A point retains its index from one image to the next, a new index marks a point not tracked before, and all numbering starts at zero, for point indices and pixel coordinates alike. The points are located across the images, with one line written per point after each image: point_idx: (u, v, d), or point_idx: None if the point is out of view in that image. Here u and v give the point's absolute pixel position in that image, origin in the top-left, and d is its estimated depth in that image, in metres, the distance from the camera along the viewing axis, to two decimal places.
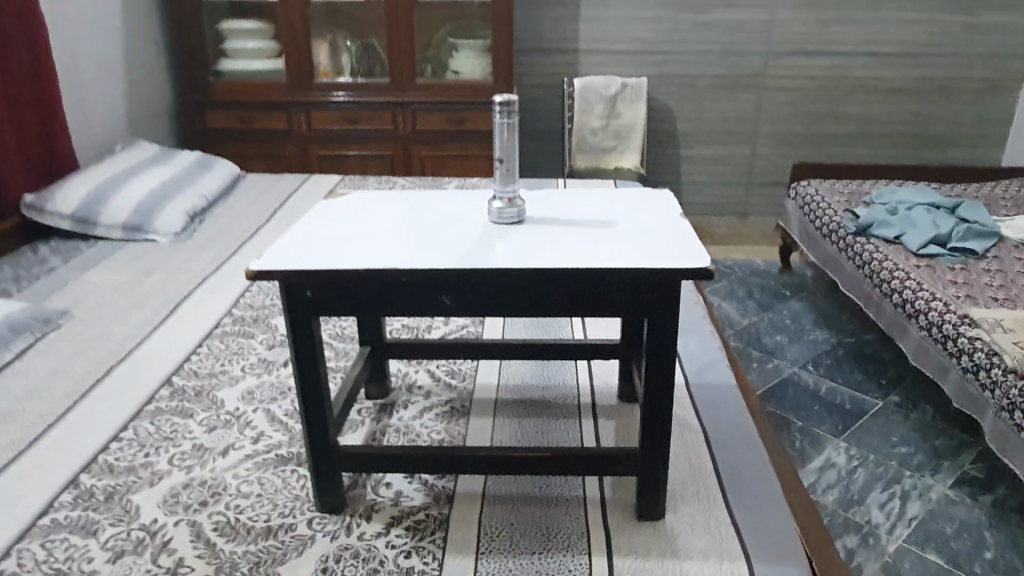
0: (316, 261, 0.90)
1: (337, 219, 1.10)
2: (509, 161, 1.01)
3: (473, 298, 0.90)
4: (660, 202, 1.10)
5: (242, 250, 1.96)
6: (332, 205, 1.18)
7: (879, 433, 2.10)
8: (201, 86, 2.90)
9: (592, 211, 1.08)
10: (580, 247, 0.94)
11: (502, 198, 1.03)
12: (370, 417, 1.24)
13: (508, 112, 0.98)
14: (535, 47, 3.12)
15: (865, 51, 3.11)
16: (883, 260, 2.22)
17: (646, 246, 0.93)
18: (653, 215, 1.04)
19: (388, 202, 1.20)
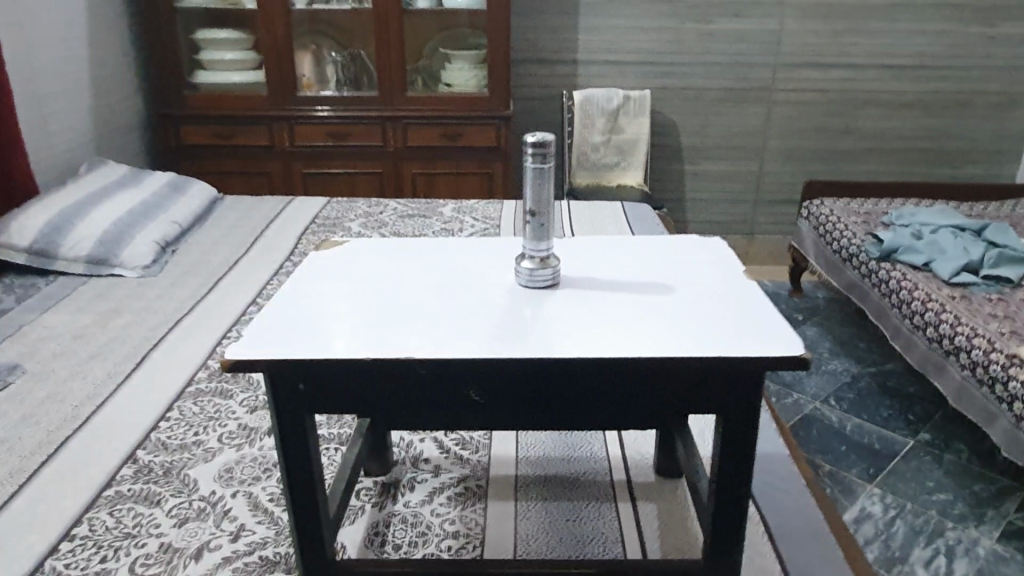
0: (314, 345, 0.73)
1: (335, 278, 0.93)
2: (543, 214, 0.84)
3: (510, 391, 0.73)
4: (717, 257, 0.94)
5: (221, 286, 1.78)
6: (327, 258, 1.01)
7: (914, 478, 1.95)
8: (174, 98, 2.70)
9: (641, 270, 0.91)
10: (638, 323, 0.78)
11: (534, 259, 0.86)
12: (370, 502, 1.06)
13: (543, 157, 0.80)
14: (532, 58, 2.96)
15: (878, 63, 3.01)
16: (913, 290, 2.07)
17: (719, 322, 0.77)
18: (715, 277, 0.88)
19: (394, 252, 1.03)
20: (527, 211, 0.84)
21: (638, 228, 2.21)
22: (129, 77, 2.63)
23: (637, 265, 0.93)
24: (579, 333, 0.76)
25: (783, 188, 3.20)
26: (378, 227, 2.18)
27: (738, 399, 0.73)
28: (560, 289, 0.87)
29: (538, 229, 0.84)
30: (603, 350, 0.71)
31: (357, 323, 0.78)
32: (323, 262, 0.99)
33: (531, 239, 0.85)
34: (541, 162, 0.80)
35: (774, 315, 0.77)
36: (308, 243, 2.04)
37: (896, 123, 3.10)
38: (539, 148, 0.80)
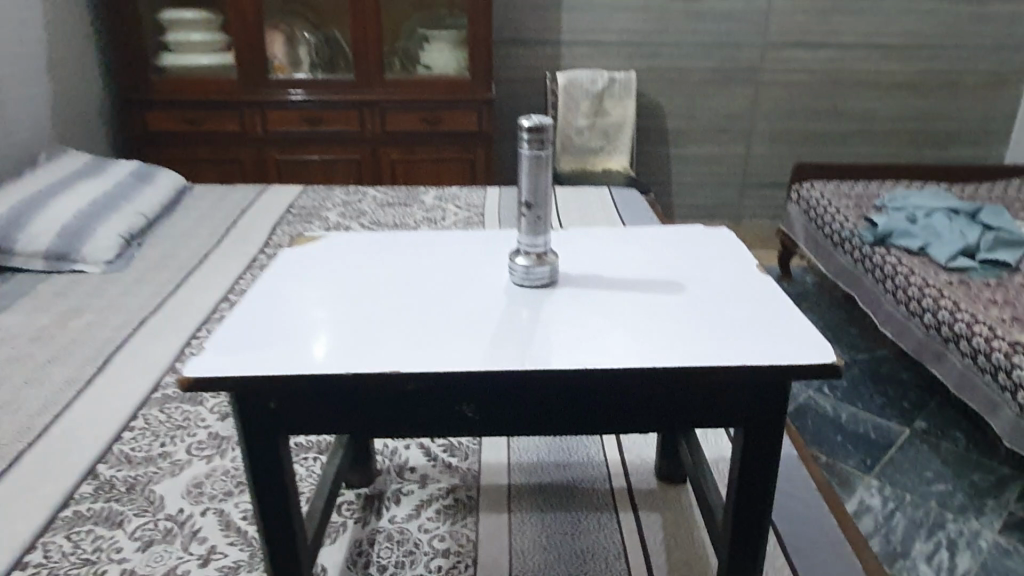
0: (284, 358, 0.64)
1: (311, 278, 0.85)
2: (540, 206, 0.76)
3: (511, 407, 0.65)
4: (728, 254, 0.88)
5: (191, 282, 1.68)
6: (302, 254, 0.92)
7: (912, 468, 1.91)
8: (139, 82, 2.57)
9: (646, 268, 0.84)
10: (651, 327, 0.70)
11: (530, 255, 0.78)
12: (352, 520, 0.97)
13: (540, 142, 0.72)
14: (514, 39, 2.86)
15: (867, 42, 2.94)
16: (910, 275, 2.02)
17: (741, 326, 0.70)
18: (728, 276, 0.82)
19: (374, 247, 0.95)
20: (523, 202, 0.76)
21: (627, 215, 2.13)
22: (90, 60, 2.49)
23: (642, 263, 0.86)
24: (586, 340, 0.68)
25: (770, 171, 3.14)
26: (357, 216, 2.09)
27: (763, 411, 0.66)
28: (558, 289, 0.80)
29: (534, 223, 0.77)
30: (615, 359, 0.64)
31: (338, 330, 0.70)
32: (296, 259, 0.90)
33: (527, 233, 0.77)
34: (538, 148, 0.72)
35: (799, 319, 0.71)
36: (283, 235, 1.95)
37: (884, 104, 3.04)
38: (535, 132, 0.71)
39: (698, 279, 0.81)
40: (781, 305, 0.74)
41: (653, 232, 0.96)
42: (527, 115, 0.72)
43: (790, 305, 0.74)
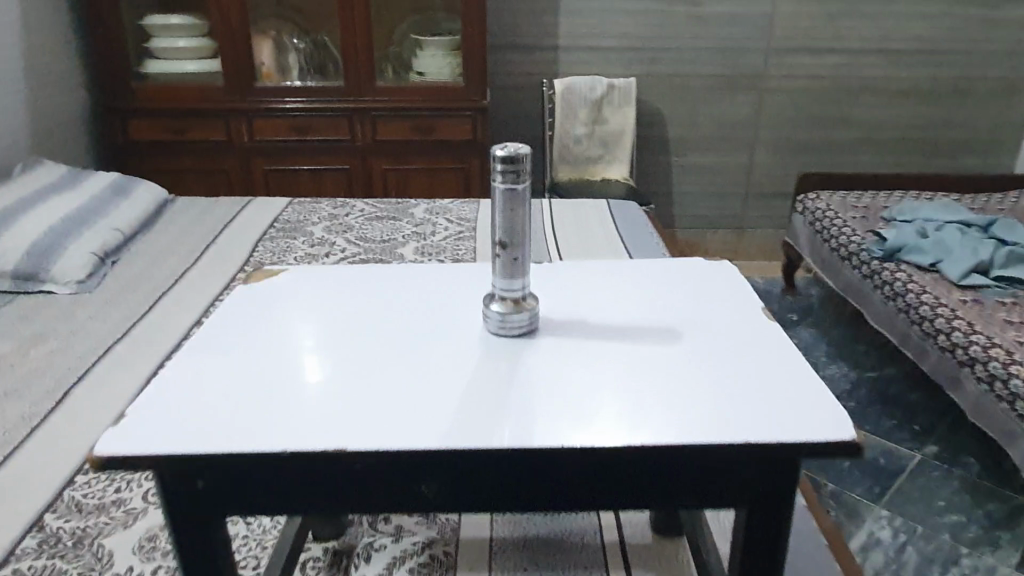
0: (212, 432, 0.60)
1: (287, 321, 0.79)
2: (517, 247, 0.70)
3: (502, 481, 0.61)
4: (733, 294, 0.83)
5: (163, 304, 1.59)
6: (278, 291, 0.87)
7: (922, 497, 1.82)
8: (121, 90, 2.49)
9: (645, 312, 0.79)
10: (652, 386, 0.65)
11: (508, 297, 0.73)
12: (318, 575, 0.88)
13: (515, 175, 0.64)
14: (510, 45, 2.78)
15: (874, 48, 2.85)
16: (921, 294, 1.93)
17: (749, 387, 0.65)
18: (733, 321, 0.77)
19: (356, 280, 0.89)
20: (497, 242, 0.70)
21: (624, 229, 2.04)
22: (70, 67, 2.42)
23: (641, 305, 0.81)
24: (582, 404, 0.63)
25: (774, 180, 3.05)
26: (343, 231, 2.00)
27: (771, 486, 0.62)
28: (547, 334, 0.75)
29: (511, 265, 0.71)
30: (614, 432, 0.60)
31: (315, 392, 0.66)
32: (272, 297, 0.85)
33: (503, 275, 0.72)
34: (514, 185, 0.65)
35: (813, 378, 0.66)
36: (265, 252, 1.86)
37: (892, 112, 2.95)
38: (510, 167, 0.64)
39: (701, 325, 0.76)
40: (792, 359, 0.70)
41: (652, 266, 0.91)
42: (499, 143, 0.64)
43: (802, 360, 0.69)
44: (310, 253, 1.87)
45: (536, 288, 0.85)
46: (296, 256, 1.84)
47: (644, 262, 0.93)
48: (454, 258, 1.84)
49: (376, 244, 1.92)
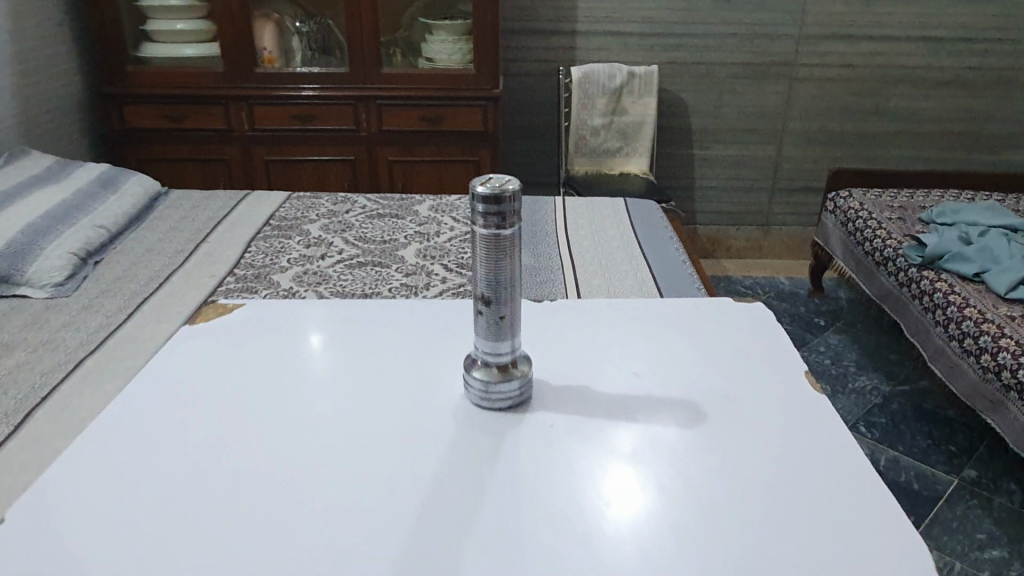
0: (177, 551, 0.56)
1: (302, 386, 0.75)
2: (502, 304, 0.66)
3: None
4: (770, 360, 0.79)
5: (144, 311, 1.49)
6: (284, 346, 0.82)
7: (960, 529, 1.68)
8: (117, 74, 2.38)
9: (679, 380, 0.75)
10: (706, 493, 0.61)
11: (495, 360, 0.69)
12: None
13: (500, 223, 0.61)
14: (525, 29, 2.63)
15: (915, 34, 2.67)
16: (963, 306, 1.78)
17: (809, 496, 0.61)
18: (776, 399, 0.73)
19: (369, 329, 0.85)
20: (480, 299, 0.66)
21: (641, 231, 1.89)
22: (64, 51, 2.31)
23: (671, 369, 0.76)
24: (624, 510, 0.59)
25: (803, 174, 2.89)
26: (342, 229, 1.87)
27: None
28: (545, 411, 0.70)
29: (496, 324, 0.67)
30: (664, 558, 0.55)
31: (344, 490, 0.62)
32: (279, 354, 0.81)
33: (487, 337, 0.68)
34: (497, 232, 0.61)
35: (872, 482, 0.63)
36: (258, 252, 1.75)
37: (931, 104, 2.77)
38: (494, 211, 0.60)
39: (741, 402, 0.72)
40: (844, 454, 0.66)
41: (678, 317, 0.87)
42: (484, 178, 0.61)
43: (861, 459, 0.65)
44: (305, 254, 1.74)
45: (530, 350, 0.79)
46: (290, 258, 1.72)
47: (668, 309, 0.88)
48: (457, 262, 1.71)
49: (376, 244, 1.79)
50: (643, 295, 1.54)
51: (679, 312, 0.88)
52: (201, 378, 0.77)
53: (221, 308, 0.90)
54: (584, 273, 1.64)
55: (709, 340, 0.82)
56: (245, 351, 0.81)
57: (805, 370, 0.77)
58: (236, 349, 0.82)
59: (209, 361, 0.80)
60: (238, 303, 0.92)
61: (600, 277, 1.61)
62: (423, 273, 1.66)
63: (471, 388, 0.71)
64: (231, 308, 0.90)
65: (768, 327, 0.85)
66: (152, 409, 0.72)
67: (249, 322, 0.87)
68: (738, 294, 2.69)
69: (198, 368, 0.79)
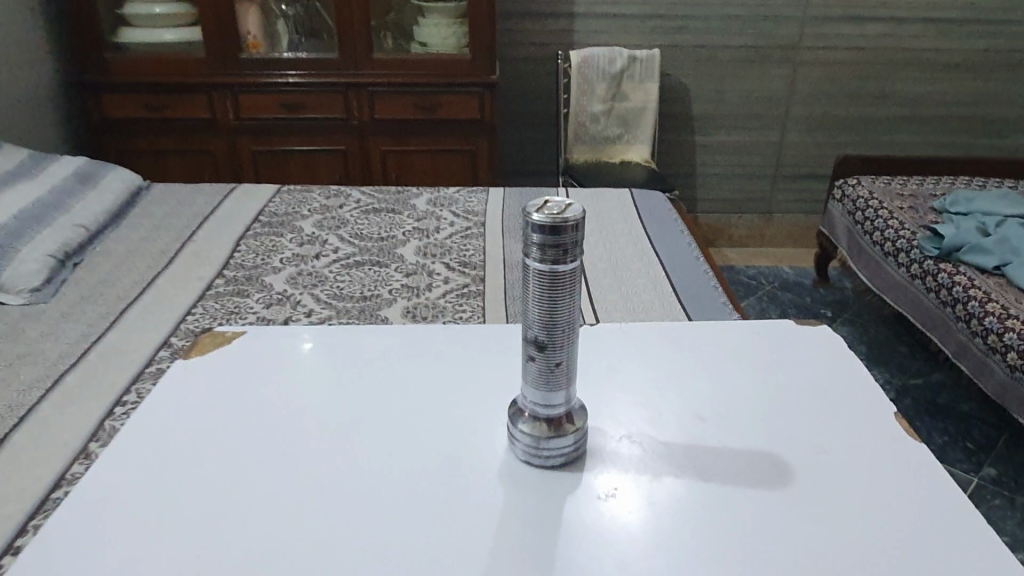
0: None
1: (324, 431, 0.67)
2: (557, 349, 0.58)
3: None
4: (840, 394, 0.71)
5: (128, 319, 1.39)
6: (297, 384, 0.74)
7: None
8: (94, 61, 2.25)
9: (743, 422, 0.67)
10: (791, 553, 0.54)
11: (545, 412, 0.61)
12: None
13: (560, 256, 0.53)
14: (522, 12, 2.52)
15: (922, 16, 2.59)
16: (984, 300, 1.73)
17: (919, 561, 0.54)
18: (855, 441, 0.65)
19: (391, 361, 0.77)
20: (532, 343, 0.59)
21: (650, 223, 1.79)
22: (37, 38, 2.18)
23: (733, 409, 0.69)
24: None
25: (806, 161, 2.82)
26: (336, 226, 1.77)
27: None
28: (602, 466, 0.62)
29: (548, 371, 0.59)
30: None
31: (389, 563, 0.54)
32: (291, 395, 0.72)
33: (538, 386, 0.60)
34: (553, 268, 0.54)
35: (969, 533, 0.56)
36: (248, 252, 1.65)
37: (938, 87, 2.70)
38: (551, 243, 0.53)
39: (818, 447, 0.64)
40: (931, 499, 0.60)
41: (730, 343, 0.79)
42: (541, 205, 0.53)
43: (967, 512, 0.58)
44: (298, 253, 1.65)
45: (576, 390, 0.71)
46: (282, 258, 1.63)
47: (717, 334, 0.80)
48: (460, 260, 1.62)
49: (373, 242, 1.70)
50: (658, 294, 1.45)
51: (730, 337, 0.80)
52: (204, 426, 0.68)
53: (220, 338, 0.82)
54: (594, 270, 1.55)
55: (769, 373, 0.74)
56: (253, 391, 0.73)
57: (876, 402, 0.70)
58: (242, 389, 0.73)
59: (212, 404, 0.71)
60: (238, 330, 0.83)
61: (611, 276, 1.53)
62: (424, 273, 1.57)
63: (518, 443, 0.62)
64: (231, 337, 0.82)
65: (831, 353, 0.77)
66: (154, 462, 0.64)
67: (254, 355, 0.79)
68: (742, 285, 2.62)
69: (201, 414, 0.70)
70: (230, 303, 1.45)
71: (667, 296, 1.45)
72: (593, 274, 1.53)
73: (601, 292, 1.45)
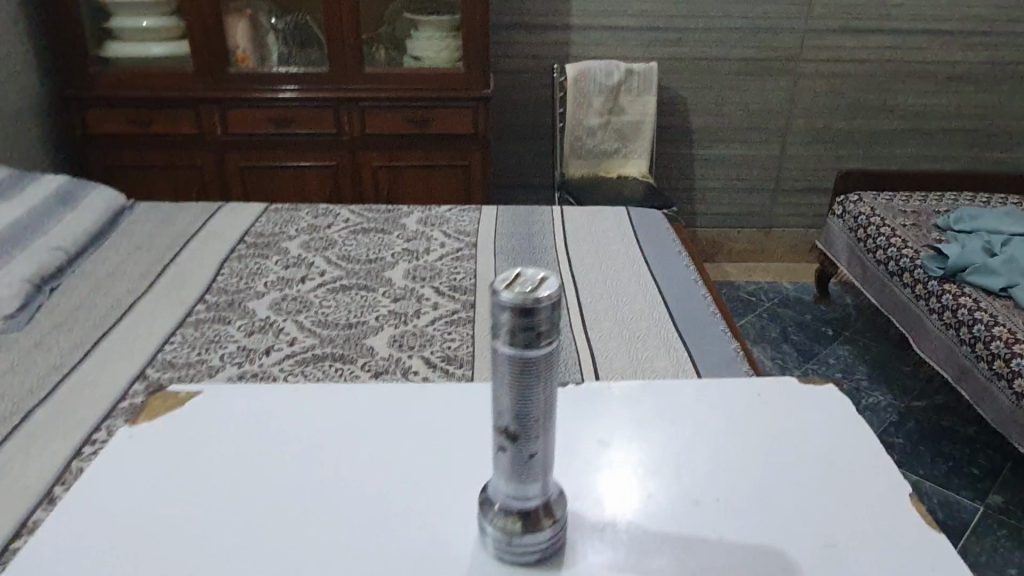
0: None
1: (286, 509, 0.62)
2: (530, 436, 0.53)
3: None
4: (842, 460, 0.66)
5: (102, 349, 1.33)
6: (256, 452, 0.68)
7: (991, 564, 1.57)
8: (79, 76, 2.20)
9: (740, 495, 0.62)
10: None
11: (519, 505, 0.55)
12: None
13: (530, 339, 0.48)
14: (516, 24, 2.48)
15: (925, 28, 2.55)
16: (991, 324, 1.67)
17: None
18: (861, 516, 0.60)
19: (359, 423, 0.72)
20: (503, 431, 0.53)
21: (647, 243, 1.72)
22: (20, 52, 2.14)
23: (727, 480, 0.64)
24: None
25: (807, 174, 2.77)
26: (323, 247, 1.71)
27: None
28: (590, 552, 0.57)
29: (521, 462, 0.53)
30: None
31: None
32: (251, 465, 0.67)
33: (511, 478, 0.54)
34: (524, 349, 0.49)
35: None
36: (231, 275, 1.59)
37: (941, 100, 2.66)
38: (521, 325, 0.48)
39: (822, 524, 0.59)
40: None
41: (721, 401, 0.74)
42: (513, 281, 0.49)
43: None
44: (283, 277, 1.59)
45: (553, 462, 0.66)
46: (266, 281, 1.57)
47: (709, 390, 0.75)
48: (450, 284, 1.56)
49: (361, 265, 1.64)
50: (656, 319, 1.39)
51: (721, 394, 0.75)
52: (154, 503, 0.63)
53: (172, 399, 0.76)
54: (589, 292, 1.48)
55: (764, 437, 0.69)
56: (208, 462, 0.67)
57: (890, 475, 0.64)
58: (196, 459, 0.68)
59: (161, 478, 0.66)
60: (193, 391, 0.77)
61: (606, 300, 1.47)
62: (413, 297, 1.51)
63: (490, 540, 0.56)
64: (185, 398, 0.76)
65: (830, 411, 0.72)
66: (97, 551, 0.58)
67: (208, 419, 0.73)
68: (741, 301, 2.57)
69: (149, 489, 0.64)
70: (211, 331, 1.40)
71: (665, 321, 1.38)
72: (587, 298, 1.48)
73: (595, 318, 1.40)
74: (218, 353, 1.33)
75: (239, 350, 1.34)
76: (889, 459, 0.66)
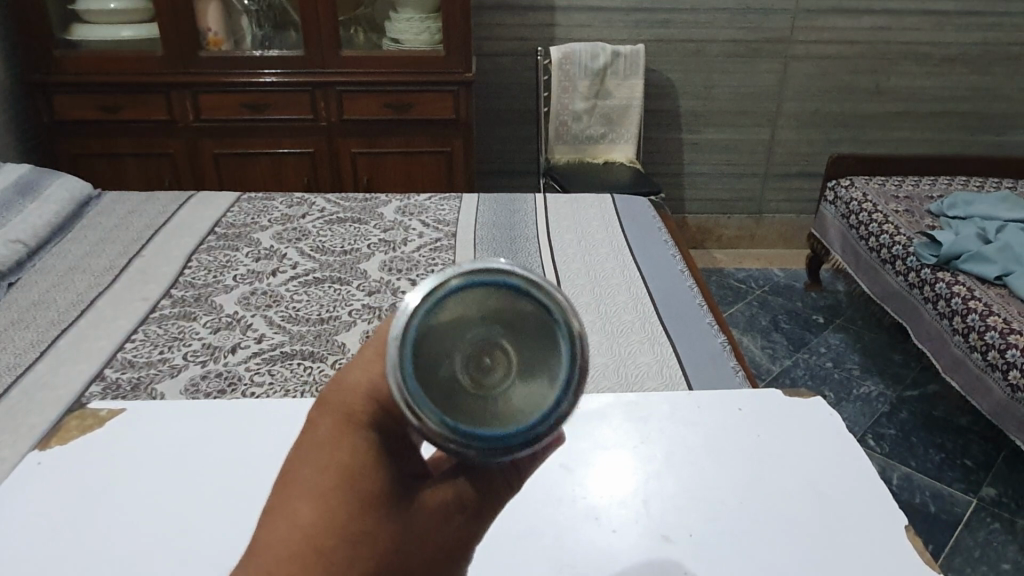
0: None
1: (212, 545, 0.57)
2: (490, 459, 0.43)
3: None
4: (832, 489, 0.61)
5: (59, 347, 1.24)
6: (173, 472, 0.65)
7: (984, 558, 1.53)
8: (44, 60, 2.12)
9: (719, 531, 0.57)
10: None
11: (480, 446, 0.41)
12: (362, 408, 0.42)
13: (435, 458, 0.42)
14: (499, 4, 2.40)
15: (918, 8, 2.48)
16: (992, 315, 1.62)
17: None
18: (862, 564, 0.55)
19: (284, 441, 0.68)
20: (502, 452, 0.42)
21: (633, 233, 1.67)
22: None
23: (712, 515, 0.58)
24: None
25: (798, 159, 2.72)
26: (297, 239, 1.62)
27: None
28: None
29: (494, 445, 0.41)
30: None
31: None
32: (163, 491, 0.63)
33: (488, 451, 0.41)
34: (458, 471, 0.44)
35: None
36: (198, 268, 1.49)
37: (934, 82, 2.60)
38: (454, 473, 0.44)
39: (801, 563, 0.55)
40: None
41: (701, 419, 0.69)
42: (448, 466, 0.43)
43: None
44: (254, 270, 1.49)
45: (541, 508, 0.59)
46: (235, 275, 1.47)
47: (681, 405, 0.70)
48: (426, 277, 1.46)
49: (333, 256, 1.54)
50: (639, 313, 1.33)
51: (696, 409, 0.70)
52: (59, 535, 0.59)
53: (93, 419, 0.72)
54: (571, 286, 1.42)
55: (742, 457, 0.64)
56: (122, 486, 0.64)
57: (899, 522, 0.58)
58: (109, 486, 0.64)
59: (67, 506, 0.62)
60: (115, 409, 0.73)
61: (589, 292, 1.40)
62: (388, 291, 1.41)
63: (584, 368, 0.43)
64: (106, 418, 0.72)
65: (826, 437, 0.67)
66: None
67: (129, 441, 0.69)
68: (731, 289, 2.52)
69: (65, 517, 0.60)
70: (175, 327, 1.29)
71: (649, 315, 1.33)
72: (569, 289, 1.41)
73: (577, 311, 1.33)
74: (181, 351, 1.23)
75: (203, 347, 1.24)
76: (893, 501, 0.61)
